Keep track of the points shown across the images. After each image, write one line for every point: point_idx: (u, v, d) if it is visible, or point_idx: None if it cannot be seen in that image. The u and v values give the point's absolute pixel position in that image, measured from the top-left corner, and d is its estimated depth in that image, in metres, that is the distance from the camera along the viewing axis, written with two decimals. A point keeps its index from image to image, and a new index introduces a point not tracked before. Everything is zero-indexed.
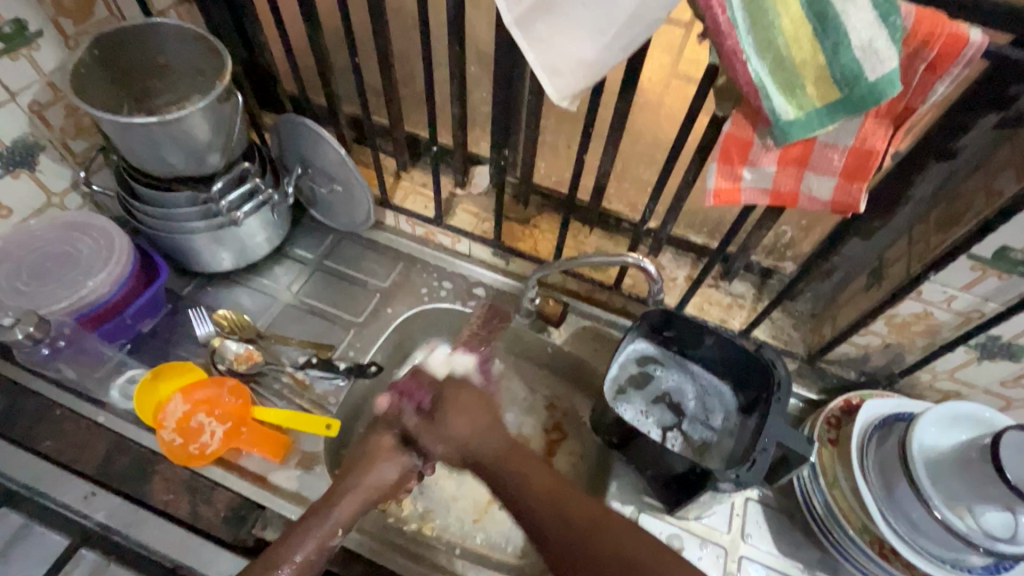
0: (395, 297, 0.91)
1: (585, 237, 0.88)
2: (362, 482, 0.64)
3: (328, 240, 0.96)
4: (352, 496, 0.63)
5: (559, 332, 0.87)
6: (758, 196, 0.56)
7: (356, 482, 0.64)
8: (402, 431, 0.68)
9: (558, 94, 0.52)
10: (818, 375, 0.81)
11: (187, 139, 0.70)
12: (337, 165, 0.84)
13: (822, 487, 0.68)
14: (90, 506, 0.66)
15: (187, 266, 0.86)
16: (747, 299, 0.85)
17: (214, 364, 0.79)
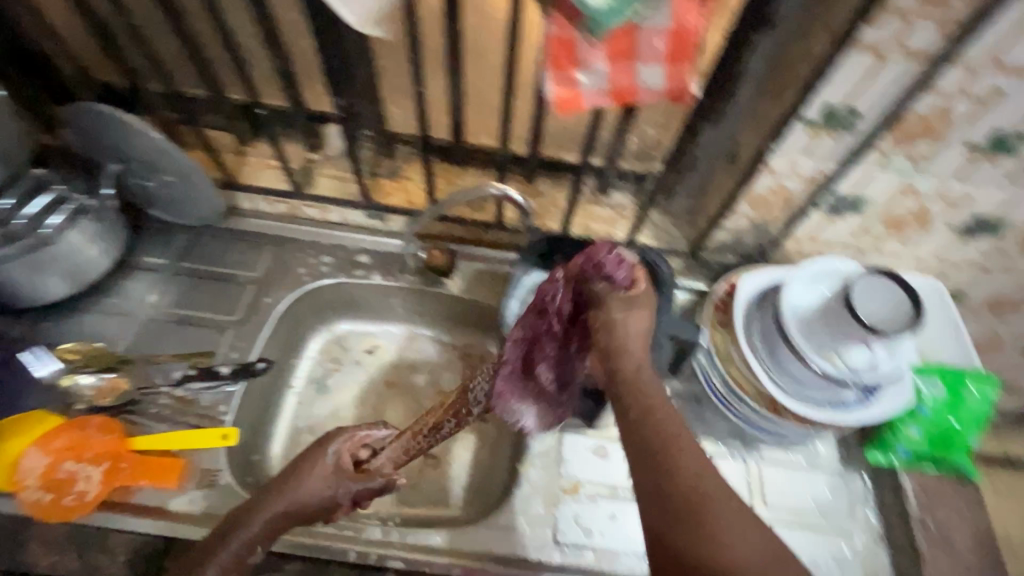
0: (271, 284, 0.83)
1: (459, 176, 0.84)
2: (291, 494, 0.57)
3: (179, 238, 0.85)
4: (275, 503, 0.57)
5: (453, 281, 0.84)
6: (600, 98, 0.54)
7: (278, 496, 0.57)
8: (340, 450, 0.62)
9: (361, 20, 0.47)
10: (702, 265, 0.85)
11: None
12: (159, 153, 0.74)
13: (719, 366, 0.74)
14: None
15: (8, 305, 0.74)
16: (627, 208, 0.87)
17: (73, 404, 0.70)
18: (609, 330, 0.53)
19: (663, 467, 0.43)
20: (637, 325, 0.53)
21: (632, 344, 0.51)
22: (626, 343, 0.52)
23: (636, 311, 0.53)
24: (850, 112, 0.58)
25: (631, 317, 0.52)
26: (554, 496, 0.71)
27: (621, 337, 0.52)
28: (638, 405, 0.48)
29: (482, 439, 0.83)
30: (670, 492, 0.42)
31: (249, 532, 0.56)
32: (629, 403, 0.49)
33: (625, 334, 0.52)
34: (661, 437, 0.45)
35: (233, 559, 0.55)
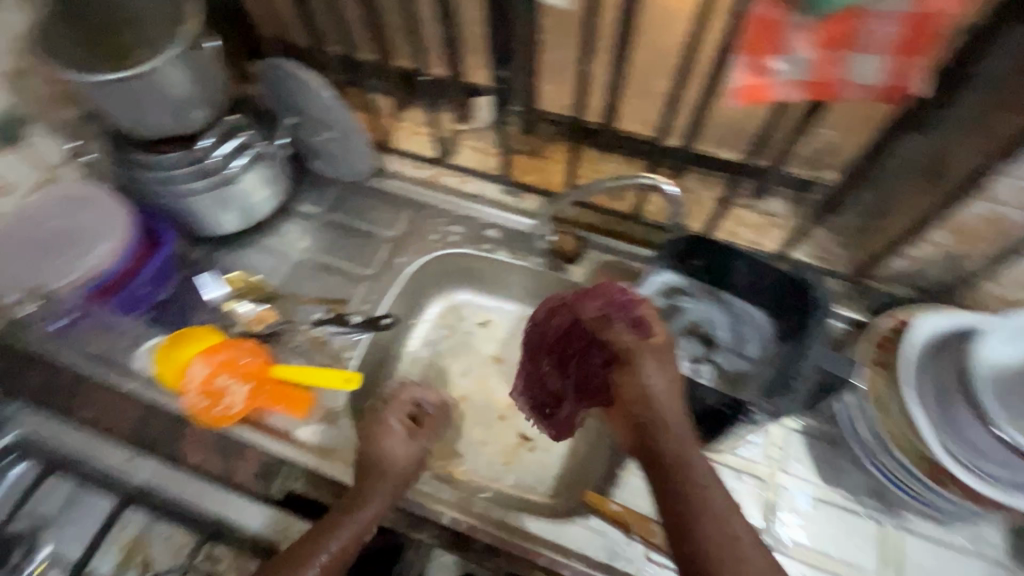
0: (405, 246, 0.87)
1: (602, 164, 0.82)
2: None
3: (333, 192, 0.93)
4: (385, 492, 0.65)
5: (577, 269, 0.82)
6: None
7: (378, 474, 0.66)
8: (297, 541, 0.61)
9: None
10: (865, 294, 0.74)
11: (164, 93, 0.67)
12: (328, 109, 0.80)
13: (869, 415, 0.65)
14: (130, 469, 0.69)
15: (192, 231, 0.84)
16: (782, 218, 0.77)
17: (229, 326, 0.79)
18: (647, 405, 0.54)
19: (724, 560, 0.46)
20: (662, 380, 0.55)
21: (666, 417, 0.54)
22: (651, 404, 0.54)
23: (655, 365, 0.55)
24: None
25: (657, 376, 0.55)
26: (652, 507, 0.71)
27: (658, 412, 0.54)
28: (701, 489, 0.49)
29: (583, 434, 0.81)
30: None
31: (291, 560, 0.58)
32: (676, 499, 0.49)
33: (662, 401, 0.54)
34: (693, 510, 0.48)
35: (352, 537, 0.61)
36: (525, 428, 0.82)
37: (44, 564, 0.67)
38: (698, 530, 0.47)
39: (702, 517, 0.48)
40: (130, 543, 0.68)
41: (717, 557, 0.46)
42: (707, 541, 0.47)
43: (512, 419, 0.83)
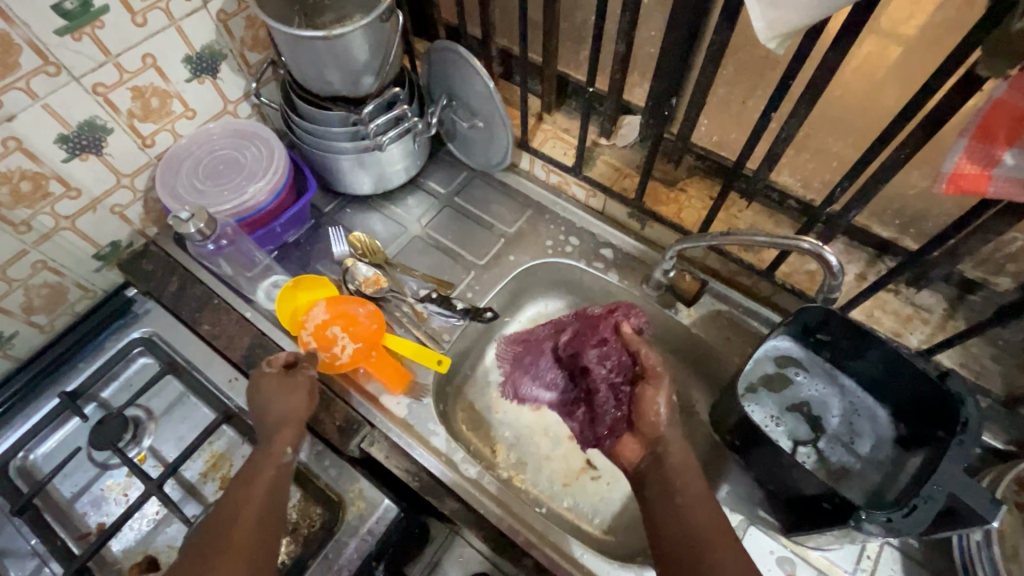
0: (518, 245, 0.88)
1: (740, 211, 0.77)
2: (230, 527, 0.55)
3: (461, 176, 0.95)
4: (289, 430, 0.62)
5: (688, 311, 0.79)
6: (1017, 190, 0.42)
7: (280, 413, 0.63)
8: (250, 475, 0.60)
9: (769, 31, 0.43)
10: (1014, 423, 0.65)
11: (347, 56, 0.71)
12: (483, 99, 0.80)
13: (993, 560, 0.56)
14: (233, 390, 0.76)
15: (332, 185, 0.90)
16: (934, 314, 0.70)
17: (346, 283, 0.82)
18: (656, 425, 0.62)
19: (700, 552, 0.52)
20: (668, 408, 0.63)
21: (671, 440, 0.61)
22: (659, 425, 0.62)
23: (651, 393, 0.64)
24: None
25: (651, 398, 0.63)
26: None
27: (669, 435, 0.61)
28: (679, 487, 0.57)
29: None
30: None
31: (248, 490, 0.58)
32: (668, 503, 0.56)
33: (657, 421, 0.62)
34: (689, 517, 0.55)
35: (275, 475, 0.59)
36: (592, 455, 0.80)
37: (144, 452, 0.74)
38: (673, 527, 0.55)
39: (681, 522, 0.55)
40: (217, 455, 0.74)
41: (685, 544, 0.53)
42: (686, 531, 0.54)
43: (582, 442, 0.81)
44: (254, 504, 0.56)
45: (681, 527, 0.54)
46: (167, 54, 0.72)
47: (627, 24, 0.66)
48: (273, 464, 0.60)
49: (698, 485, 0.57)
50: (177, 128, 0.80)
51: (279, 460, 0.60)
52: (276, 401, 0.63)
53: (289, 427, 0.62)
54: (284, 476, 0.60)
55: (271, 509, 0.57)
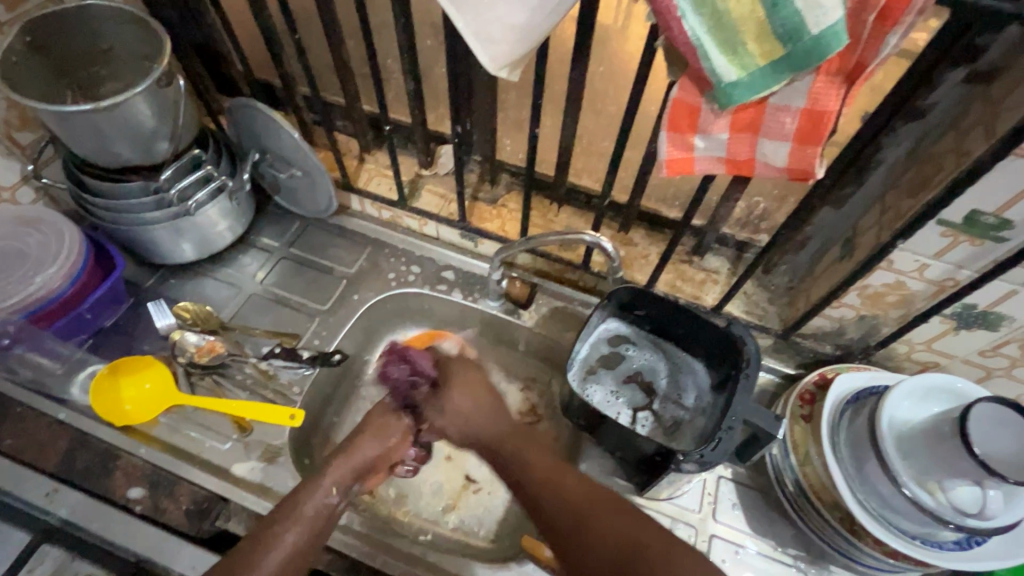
0: (361, 283, 0.89)
1: (554, 215, 0.85)
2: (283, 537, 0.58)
3: (293, 227, 0.94)
4: (340, 469, 0.66)
5: (529, 314, 0.85)
6: (713, 165, 0.52)
7: (343, 461, 0.67)
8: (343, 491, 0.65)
9: (495, 63, 0.49)
10: (794, 350, 0.79)
11: (130, 125, 0.68)
12: (293, 149, 0.81)
13: (792, 464, 0.68)
14: (54, 502, 0.66)
15: (147, 258, 0.84)
16: (721, 274, 0.82)
17: (176, 357, 0.77)
18: (462, 416, 0.72)
19: (590, 530, 0.57)
20: (469, 400, 0.72)
21: (468, 409, 0.72)
22: (464, 416, 0.72)
23: (458, 385, 0.74)
24: (997, 221, 0.52)
25: (452, 395, 0.73)
26: None
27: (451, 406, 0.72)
28: (530, 474, 0.64)
29: None
30: (589, 540, 0.57)
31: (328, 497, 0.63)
32: (534, 498, 0.62)
33: (462, 415, 0.72)
34: (557, 506, 0.60)
35: (314, 516, 0.61)
36: (470, 470, 0.82)
37: None
38: (548, 504, 0.61)
39: (547, 497, 0.61)
40: None
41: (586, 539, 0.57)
42: (556, 502, 0.61)
43: (459, 460, 0.83)
44: (286, 538, 0.58)
45: (551, 505, 0.61)
46: None
47: (408, 63, 0.72)
48: (313, 503, 0.62)
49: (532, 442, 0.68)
50: None
51: (322, 499, 0.62)
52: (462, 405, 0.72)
53: (348, 458, 0.67)
54: (326, 517, 0.62)
55: (306, 547, 0.59)
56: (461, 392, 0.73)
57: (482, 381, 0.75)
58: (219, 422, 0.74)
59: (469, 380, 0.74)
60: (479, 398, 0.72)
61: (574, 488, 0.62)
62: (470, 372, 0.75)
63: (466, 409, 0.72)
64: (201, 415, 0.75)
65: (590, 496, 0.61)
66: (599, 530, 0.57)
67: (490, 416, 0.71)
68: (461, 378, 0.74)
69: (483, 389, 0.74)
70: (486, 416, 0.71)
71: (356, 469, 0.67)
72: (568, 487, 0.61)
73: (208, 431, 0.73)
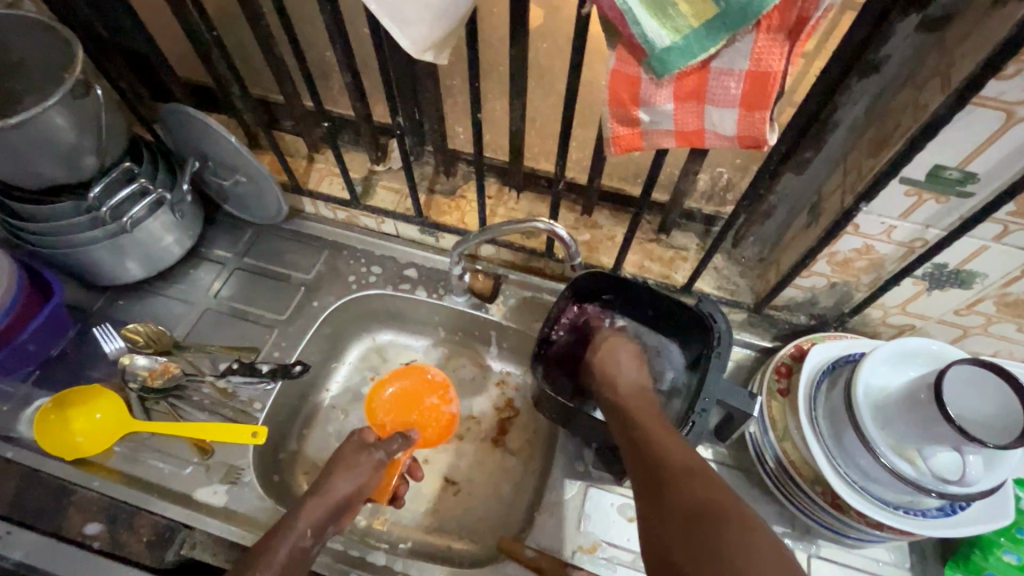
0: (321, 288, 0.85)
1: (515, 203, 0.82)
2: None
3: (246, 235, 0.90)
4: (314, 511, 0.61)
5: (497, 307, 0.82)
6: (663, 139, 0.49)
7: (317, 502, 0.62)
8: (320, 532, 0.61)
9: (416, 46, 0.46)
10: (769, 322, 0.77)
11: (48, 142, 0.64)
12: (232, 153, 0.77)
13: (772, 441, 0.66)
14: (8, 544, 0.63)
15: (92, 281, 0.80)
16: (690, 251, 0.80)
17: (127, 383, 0.74)
18: (612, 380, 0.66)
19: (651, 444, 0.55)
20: (634, 370, 0.67)
21: (629, 387, 0.64)
22: (613, 378, 0.66)
23: (610, 359, 0.68)
24: (961, 175, 0.50)
25: (618, 351, 0.70)
26: (569, 550, 0.68)
27: (620, 377, 0.66)
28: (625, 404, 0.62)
29: (507, 474, 0.80)
30: (649, 448, 0.55)
31: (307, 538, 0.59)
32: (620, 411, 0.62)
33: (620, 374, 0.67)
34: (639, 418, 0.59)
35: (287, 561, 0.57)
36: (448, 472, 0.80)
37: None
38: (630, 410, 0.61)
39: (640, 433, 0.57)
40: None
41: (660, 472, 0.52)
42: (639, 420, 0.59)
43: (437, 462, 0.81)
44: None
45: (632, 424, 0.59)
46: None
47: (340, 54, 0.67)
48: (286, 548, 0.58)
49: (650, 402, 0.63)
50: None
51: (297, 541, 0.59)
52: (615, 376, 0.66)
53: (325, 494, 0.63)
54: (300, 560, 0.58)
55: None
56: (624, 356, 0.69)
57: (630, 350, 0.70)
58: (177, 446, 0.71)
59: (628, 355, 0.69)
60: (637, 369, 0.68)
61: (665, 428, 0.57)
62: (629, 348, 0.70)
63: (626, 367, 0.67)
64: (158, 440, 0.71)
65: (675, 437, 0.55)
66: (658, 445, 0.54)
67: (645, 401, 0.62)
68: (610, 343, 0.70)
69: (640, 360, 0.69)
70: (637, 385, 0.65)
71: (331, 509, 0.62)
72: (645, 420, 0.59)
73: (166, 457, 0.70)
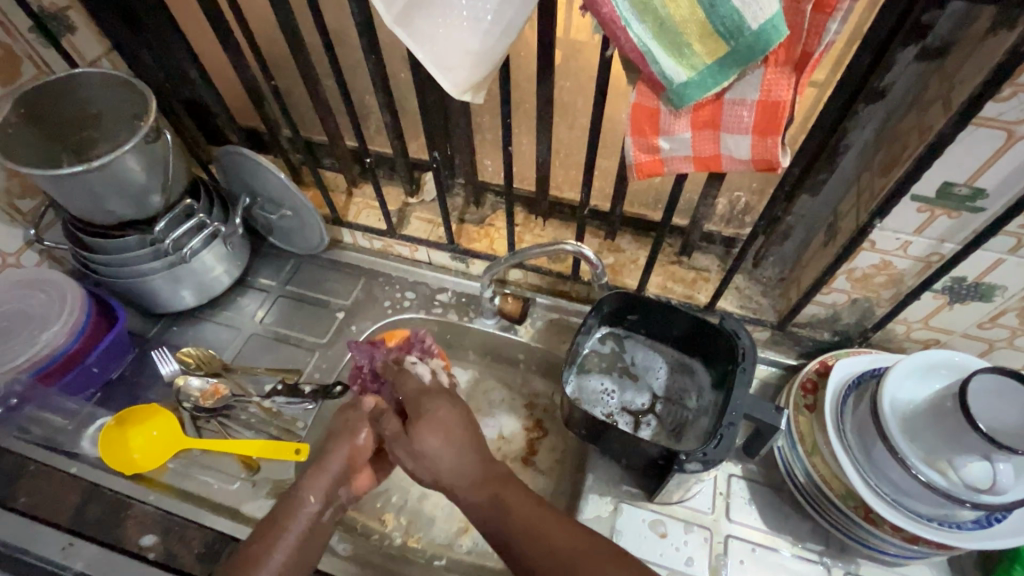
0: (358, 313, 0.90)
1: (541, 229, 0.87)
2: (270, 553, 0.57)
3: (289, 265, 0.96)
4: (315, 480, 0.63)
5: (525, 329, 0.86)
6: (682, 164, 0.53)
7: (317, 472, 0.63)
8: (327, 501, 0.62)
9: (456, 87, 0.51)
10: (793, 340, 0.78)
11: (122, 181, 0.71)
12: (280, 189, 0.83)
13: (800, 455, 0.67)
14: (70, 556, 0.66)
15: (150, 309, 0.86)
16: (711, 272, 0.83)
17: (181, 404, 0.79)
18: (431, 470, 0.61)
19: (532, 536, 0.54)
20: (438, 442, 0.60)
21: (443, 465, 0.60)
22: (433, 470, 0.61)
23: (429, 423, 0.61)
24: (970, 191, 0.53)
25: (426, 437, 0.61)
26: None
27: (437, 469, 0.60)
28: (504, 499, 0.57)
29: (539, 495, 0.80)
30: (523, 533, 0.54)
31: (312, 505, 0.61)
32: (498, 496, 0.57)
33: (439, 461, 0.60)
34: (520, 526, 0.55)
35: (300, 532, 0.60)
36: None
37: None
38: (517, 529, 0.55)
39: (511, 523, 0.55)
40: None
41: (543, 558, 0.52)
42: (506, 526, 0.55)
43: None
44: (274, 558, 0.57)
45: (503, 517, 0.56)
46: None
47: (383, 98, 0.74)
48: (297, 518, 0.60)
49: (512, 485, 0.58)
50: None
51: (306, 513, 0.61)
52: (447, 456, 0.60)
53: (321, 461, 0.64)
54: (313, 531, 0.61)
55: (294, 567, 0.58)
56: (433, 428, 0.61)
57: (454, 414, 0.63)
58: (226, 462, 0.76)
59: (443, 418, 0.62)
60: (456, 427, 0.62)
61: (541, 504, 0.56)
62: (447, 412, 0.63)
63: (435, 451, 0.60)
64: (210, 457, 0.77)
65: (554, 518, 0.55)
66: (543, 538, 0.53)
67: (465, 458, 0.60)
68: (434, 415, 0.62)
69: (457, 432, 0.61)
70: (463, 460, 0.60)
71: (334, 477, 0.64)
72: (506, 498, 0.57)
73: (216, 472, 0.76)
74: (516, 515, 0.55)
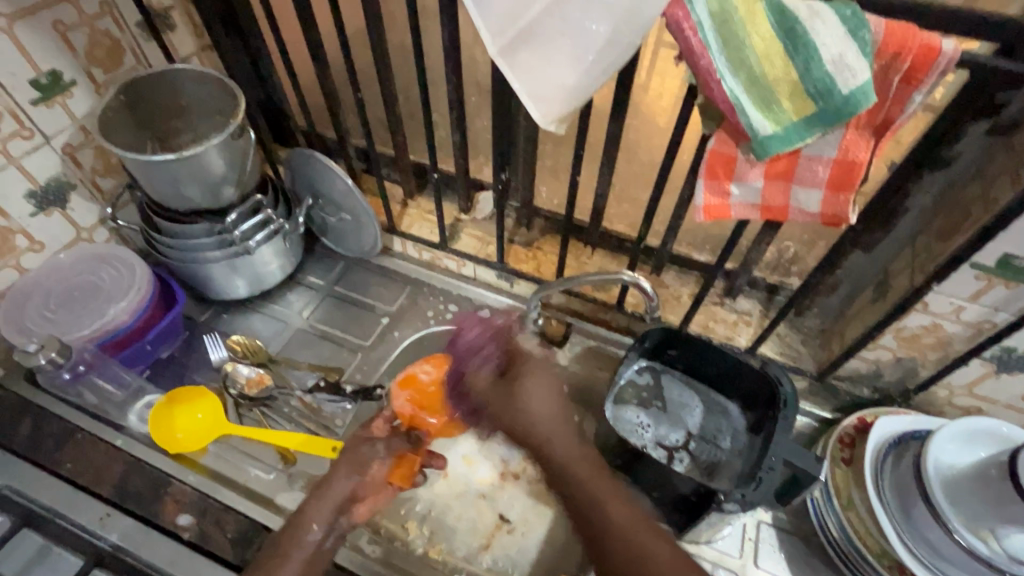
0: (402, 320, 0.93)
1: (588, 257, 0.89)
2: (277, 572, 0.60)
3: (338, 266, 0.99)
4: (321, 507, 0.66)
5: (563, 352, 0.88)
6: (749, 211, 0.56)
7: (322, 499, 0.67)
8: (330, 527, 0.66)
9: (545, 118, 0.53)
10: (831, 393, 0.79)
11: (205, 172, 0.75)
12: (344, 195, 0.87)
13: (836, 509, 0.67)
14: (105, 527, 0.67)
15: (204, 294, 0.90)
16: (754, 316, 0.84)
17: (227, 389, 0.82)
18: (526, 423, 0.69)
19: (598, 510, 0.61)
20: (540, 402, 0.70)
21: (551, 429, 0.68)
22: (535, 423, 0.69)
23: (530, 381, 0.72)
24: None
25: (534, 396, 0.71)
26: None
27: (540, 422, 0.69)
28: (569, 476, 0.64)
29: (562, 518, 0.80)
30: (593, 507, 0.61)
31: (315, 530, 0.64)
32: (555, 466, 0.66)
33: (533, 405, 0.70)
34: (577, 490, 0.63)
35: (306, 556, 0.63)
36: (504, 509, 0.81)
37: None
38: (591, 516, 0.61)
39: (586, 502, 0.62)
40: None
41: (614, 541, 0.59)
42: (574, 488, 0.63)
43: (492, 499, 0.82)
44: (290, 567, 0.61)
45: (572, 478, 0.64)
46: (6, 192, 0.73)
47: (455, 117, 0.77)
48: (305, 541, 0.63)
49: (582, 455, 0.66)
50: (22, 263, 0.79)
51: (317, 541, 0.64)
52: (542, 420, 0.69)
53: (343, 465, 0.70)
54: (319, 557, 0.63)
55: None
56: (538, 385, 0.72)
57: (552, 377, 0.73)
58: (264, 452, 0.78)
59: (542, 385, 0.72)
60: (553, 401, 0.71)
61: (609, 484, 0.64)
62: (547, 382, 0.72)
63: (532, 403, 0.70)
64: (247, 445, 0.79)
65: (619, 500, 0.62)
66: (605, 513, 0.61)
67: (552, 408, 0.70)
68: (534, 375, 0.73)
69: (557, 394, 0.72)
70: (554, 419, 0.69)
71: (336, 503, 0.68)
72: (572, 465, 0.65)
73: (252, 460, 0.78)
74: (587, 487, 0.63)
